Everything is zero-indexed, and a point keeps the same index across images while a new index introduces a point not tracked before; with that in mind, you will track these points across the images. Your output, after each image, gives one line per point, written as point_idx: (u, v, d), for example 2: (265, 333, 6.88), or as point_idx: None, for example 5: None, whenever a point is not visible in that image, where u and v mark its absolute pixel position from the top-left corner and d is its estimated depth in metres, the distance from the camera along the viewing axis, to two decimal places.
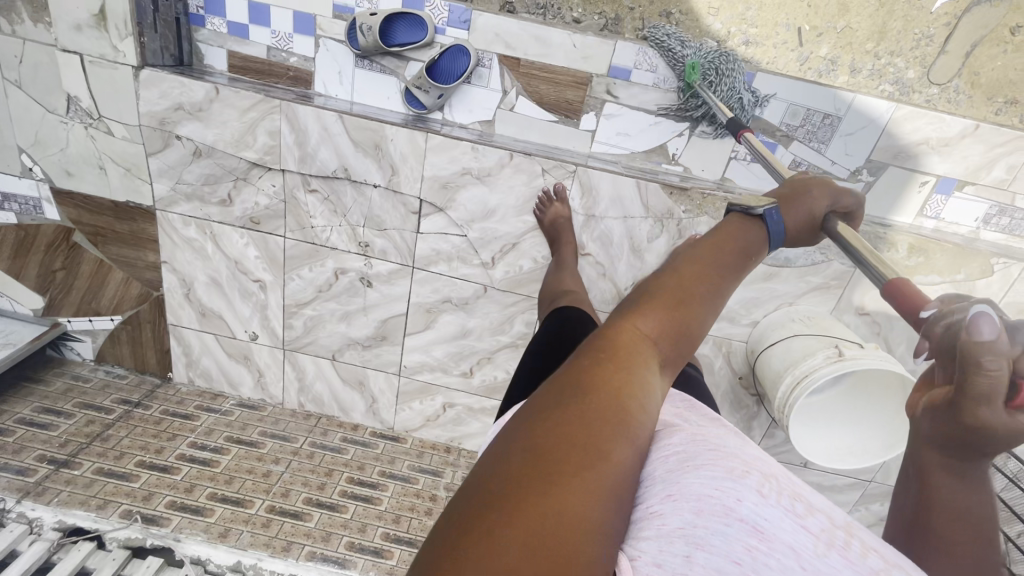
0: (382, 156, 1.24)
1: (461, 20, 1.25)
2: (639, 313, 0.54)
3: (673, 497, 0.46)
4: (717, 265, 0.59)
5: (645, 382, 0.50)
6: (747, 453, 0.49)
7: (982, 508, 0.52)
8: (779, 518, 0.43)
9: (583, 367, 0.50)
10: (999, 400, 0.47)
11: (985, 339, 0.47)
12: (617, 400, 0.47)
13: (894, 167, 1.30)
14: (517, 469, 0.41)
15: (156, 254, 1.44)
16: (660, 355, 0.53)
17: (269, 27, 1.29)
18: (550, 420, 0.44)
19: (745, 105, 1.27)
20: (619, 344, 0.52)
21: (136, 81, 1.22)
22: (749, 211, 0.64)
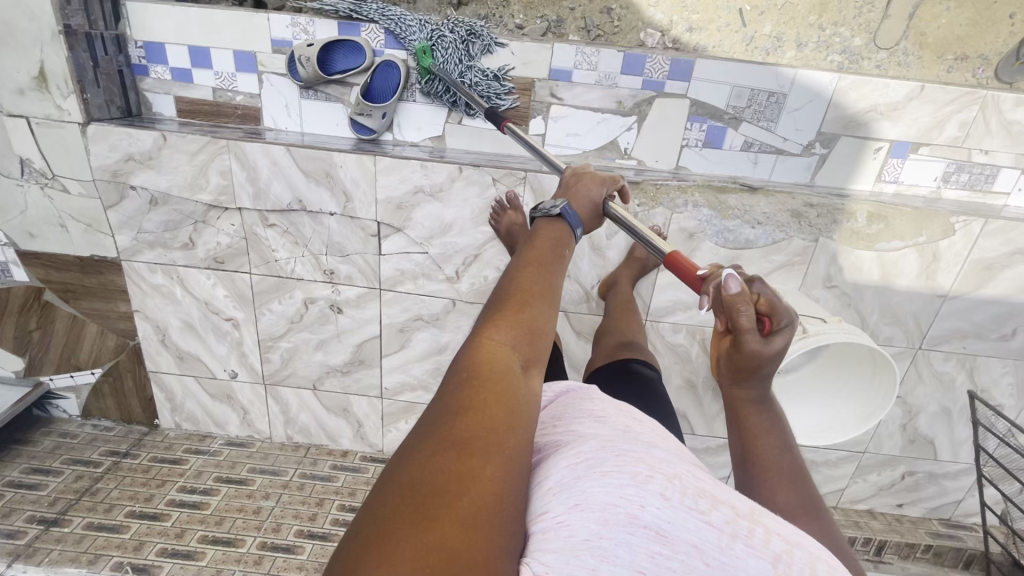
0: (334, 184, 1.25)
1: (398, 40, 1.25)
2: (489, 327, 0.58)
3: (579, 507, 0.45)
4: (541, 268, 0.67)
5: (514, 388, 0.53)
6: (653, 454, 0.50)
7: (775, 426, 0.74)
8: (684, 520, 0.44)
9: (449, 391, 0.52)
10: (754, 332, 0.68)
11: (735, 292, 0.67)
12: (482, 416, 0.49)
13: (846, 137, 1.29)
14: (392, 508, 0.42)
15: (127, 304, 1.45)
16: (524, 358, 0.57)
17: (212, 69, 1.31)
18: (418, 457, 0.46)
19: (688, 93, 1.27)
20: (479, 358, 0.55)
21: (84, 137, 1.23)
22: (548, 213, 0.77)
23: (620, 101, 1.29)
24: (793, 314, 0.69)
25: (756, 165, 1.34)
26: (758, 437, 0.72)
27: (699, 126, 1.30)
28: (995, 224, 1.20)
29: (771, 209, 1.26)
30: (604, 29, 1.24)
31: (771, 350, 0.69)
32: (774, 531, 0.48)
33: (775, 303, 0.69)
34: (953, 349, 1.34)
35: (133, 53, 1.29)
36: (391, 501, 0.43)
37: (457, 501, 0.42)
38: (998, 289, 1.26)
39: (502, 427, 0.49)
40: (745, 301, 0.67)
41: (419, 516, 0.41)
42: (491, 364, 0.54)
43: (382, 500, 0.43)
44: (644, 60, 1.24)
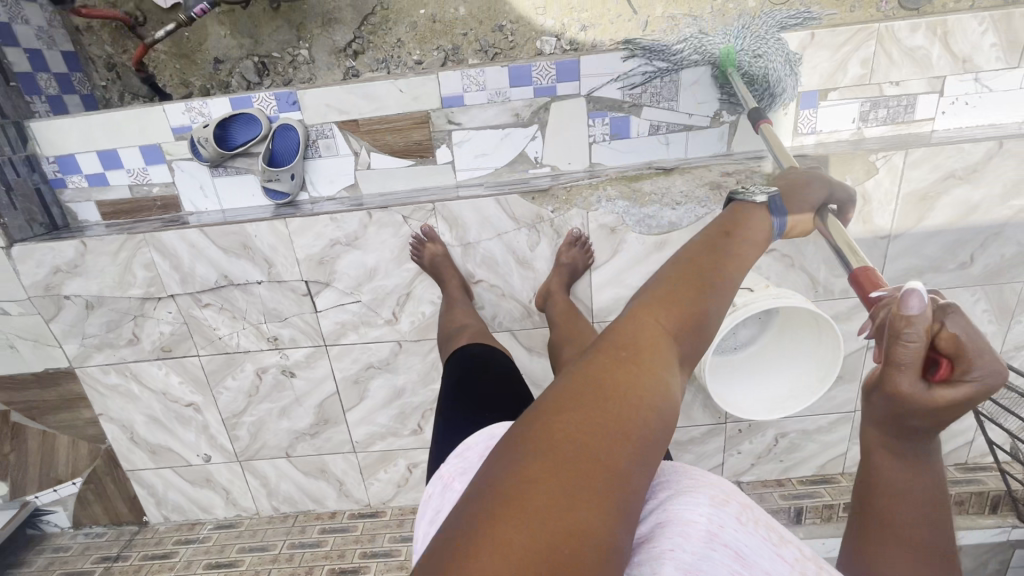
0: (254, 253, 1.26)
1: (289, 103, 1.28)
2: (650, 305, 0.50)
3: (662, 522, 0.44)
4: (723, 262, 0.57)
5: (667, 375, 0.45)
6: (724, 482, 0.49)
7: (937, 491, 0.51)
8: (759, 546, 0.43)
9: (594, 359, 0.45)
10: (914, 372, 0.47)
11: (912, 314, 0.46)
12: (645, 394, 0.43)
13: (751, 99, 1.27)
14: (519, 473, 0.38)
15: (90, 409, 1.46)
16: (679, 348, 0.49)
17: (123, 168, 1.34)
18: (576, 410, 0.41)
19: (582, 91, 1.26)
20: (630, 334, 0.47)
21: (10, 259, 1.28)
22: (739, 208, 0.68)
23: (517, 114, 1.29)
24: (1000, 368, 0.45)
25: (668, 145, 1.32)
26: (895, 497, 0.51)
27: (602, 120, 1.29)
28: (917, 154, 1.16)
29: (689, 186, 1.23)
30: (501, 47, 1.46)
31: (949, 407, 0.46)
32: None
33: (974, 344, 0.46)
34: (915, 288, 1.28)
35: (48, 169, 1.34)
36: (518, 465, 0.38)
37: (593, 489, 0.37)
38: (941, 218, 1.21)
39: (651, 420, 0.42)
40: (920, 332, 0.46)
41: (550, 491, 0.36)
42: (654, 340, 0.47)
43: (518, 459, 0.38)
44: (529, 69, 1.24)
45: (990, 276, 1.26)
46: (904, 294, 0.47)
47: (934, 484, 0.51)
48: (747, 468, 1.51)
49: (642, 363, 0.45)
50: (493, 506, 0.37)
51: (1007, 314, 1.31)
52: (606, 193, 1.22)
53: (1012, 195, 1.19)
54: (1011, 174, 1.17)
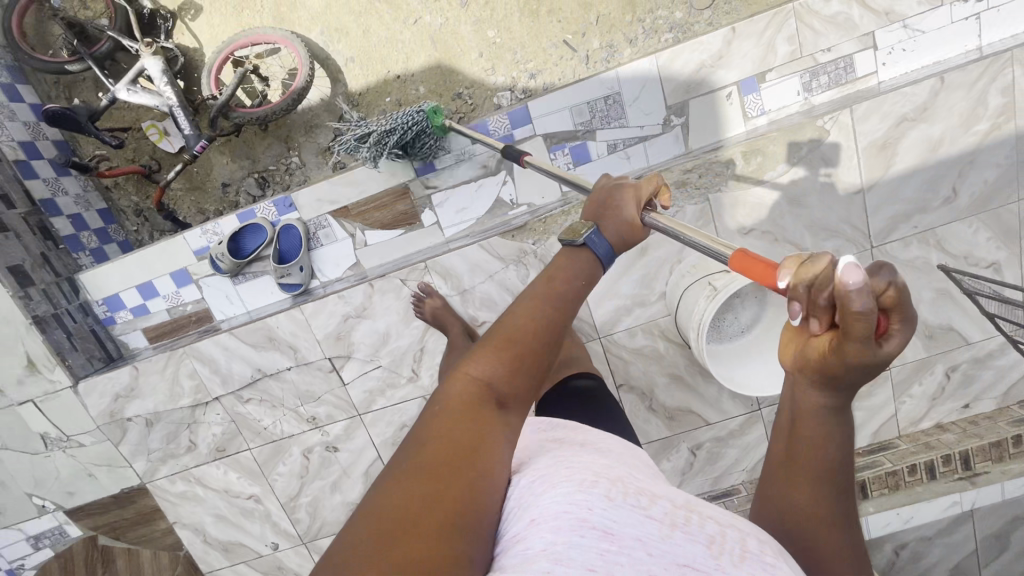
0: (279, 343, 1.39)
1: (287, 205, 1.44)
2: (471, 357, 0.58)
3: (536, 522, 0.47)
4: (554, 296, 0.60)
5: (486, 421, 0.55)
6: (599, 467, 0.53)
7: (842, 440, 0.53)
8: (628, 517, 0.47)
9: (428, 424, 0.54)
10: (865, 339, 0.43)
11: (852, 285, 0.41)
12: (456, 456, 0.51)
13: (694, 99, 1.35)
14: (361, 545, 0.44)
15: (165, 519, 1.58)
16: (501, 392, 0.57)
17: (160, 295, 1.52)
18: (398, 487, 0.49)
19: (536, 131, 1.38)
20: (457, 391, 0.56)
21: (78, 395, 1.45)
22: (573, 242, 0.66)
23: (484, 165, 1.40)
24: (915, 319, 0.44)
25: (630, 159, 1.39)
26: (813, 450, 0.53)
27: (562, 152, 1.39)
28: (862, 108, 1.21)
29: None
30: (464, 111, 1.60)
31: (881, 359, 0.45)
32: (712, 518, 0.50)
33: (902, 297, 0.43)
34: (909, 233, 1.27)
35: (99, 311, 1.53)
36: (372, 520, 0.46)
37: (430, 530, 0.46)
38: (908, 160, 1.23)
39: (480, 464, 0.52)
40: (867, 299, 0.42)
41: (397, 539, 0.44)
42: (468, 403, 0.55)
43: (371, 517, 0.46)
44: (485, 124, 1.37)
45: (980, 203, 1.25)
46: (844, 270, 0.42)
47: (846, 430, 0.53)
48: None
49: (469, 417, 0.54)
50: (352, 562, 0.43)
51: (1014, 237, 1.28)
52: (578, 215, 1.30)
53: (971, 123, 1.20)
54: (962, 104, 1.20)
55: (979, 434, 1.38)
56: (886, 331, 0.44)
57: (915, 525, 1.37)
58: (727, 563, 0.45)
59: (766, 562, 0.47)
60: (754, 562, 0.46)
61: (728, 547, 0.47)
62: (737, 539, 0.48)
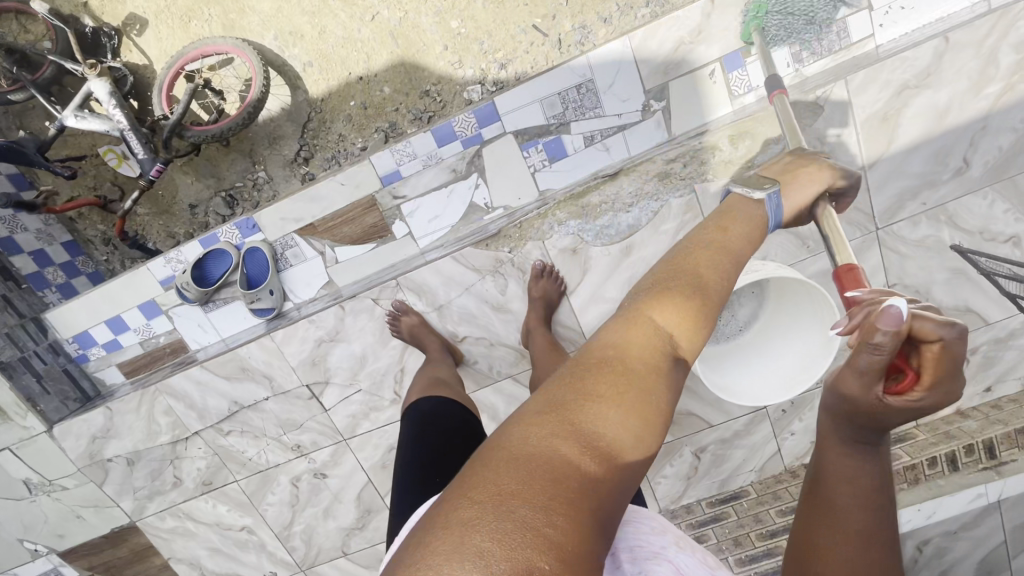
0: (253, 373, 1.33)
1: (250, 227, 1.37)
2: (657, 301, 0.55)
3: (615, 548, 0.50)
4: (729, 260, 0.60)
5: (662, 380, 0.50)
6: (664, 517, 0.57)
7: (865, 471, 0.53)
8: (698, 565, 0.50)
9: (595, 361, 0.50)
10: (869, 378, 0.51)
11: (882, 326, 0.49)
12: (632, 391, 0.47)
13: (674, 81, 1.24)
14: (522, 455, 0.42)
15: (160, 555, 1.55)
16: (677, 349, 0.53)
17: (131, 328, 1.46)
18: (563, 411, 0.45)
19: (506, 129, 1.28)
20: (632, 335, 0.52)
21: (54, 439, 1.41)
22: (750, 195, 0.68)
23: (454, 170, 1.31)
24: (936, 394, 0.49)
25: (609, 151, 1.29)
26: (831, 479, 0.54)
27: (535, 149, 1.29)
28: (858, 78, 1.10)
29: (638, 184, 1.20)
30: (433, 110, 1.51)
31: (881, 411, 0.51)
32: None
33: (932, 364, 0.49)
34: (917, 211, 1.17)
35: (70, 348, 1.47)
36: (521, 453, 0.42)
37: (587, 479, 0.42)
38: (912, 132, 1.12)
39: (648, 429, 0.47)
40: (884, 346, 0.49)
41: (554, 472, 0.41)
42: (644, 340, 0.52)
43: (521, 449, 0.42)
44: (450, 126, 1.28)
45: (996, 172, 1.14)
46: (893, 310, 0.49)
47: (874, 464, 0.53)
48: (808, 449, 1.38)
49: (641, 371, 0.49)
50: (506, 482, 0.40)
51: None
52: (555, 217, 1.21)
53: (980, 86, 1.09)
54: (971, 65, 1.08)
55: (1005, 420, 1.28)
56: (904, 392, 0.50)
57: (939, 520, 1.28)
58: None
59: None
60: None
61: None
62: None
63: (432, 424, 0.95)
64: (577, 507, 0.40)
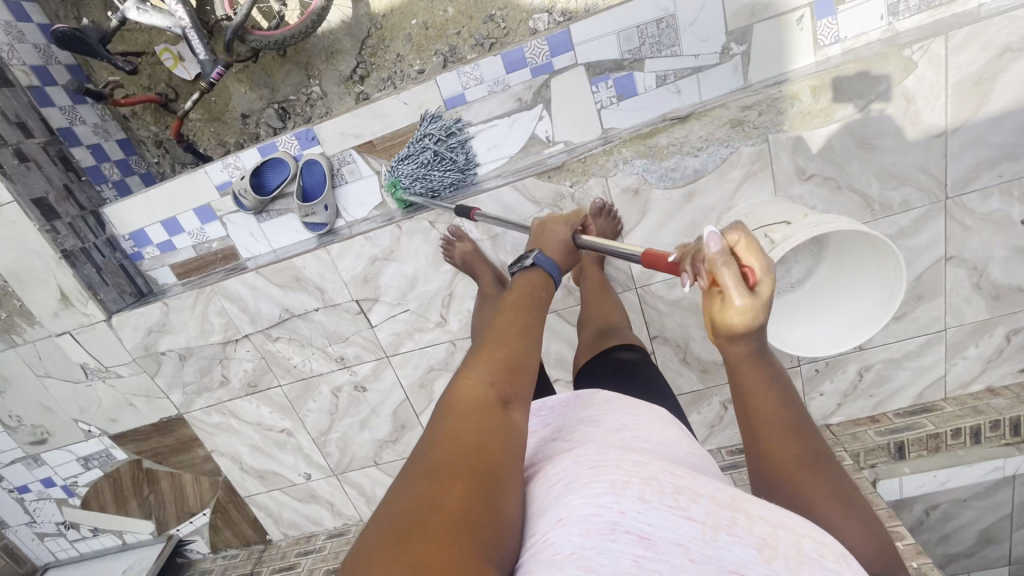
0: (306, 284, 1.36)
1: (309, 139, 1.37)
2: (469, 366, 0.66)
3: (563, 522, 0.46)
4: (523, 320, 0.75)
5: (489, 419, 0.59)
6: (629, 462, 0.52)
7: (775, 375, 0.61)
8: (664, 520, 0.45)
9: (440, 430, 0.57)
10: (738, 288, 0.57)
11: (715, 249, 0.58)
12: (476, 441, 0.55)
13: (759, 23, 1.19)
14: (395, 516, 0.47)
15: (203, 447, 1.65)
16: (502, 394, 0.63)
17: (185, 231, 1.50)
18: (423, 470, 0.52)
19: (579, 60, 1.24)
20: (457, 395, 0.62)
21: (112, 328, 1.46)
22: (523, 265, 0.89)
23: (520, 98, 1.29)
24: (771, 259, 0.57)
25: (680, 93, 1.26)
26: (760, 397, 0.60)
27: (605, 84, 1.26)
28: (960, 35, 1.04)
29: (709, 129, 1.18)
30: (496, 36, 1.47)
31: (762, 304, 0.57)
32: (761, 519, 0.49)
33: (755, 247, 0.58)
34: (991, 183, 1.15)
35: (126, 246, 1.52)
36: (388, 521, 0.47)
37: (446, 511, 0.47)
38: (1005, 99, 1.08)
39: (495, 460, 0.55)
40: (726, 256, 0.57)
41: (418, 519, 0.46)
42: (473, 395, 0.61)
43: (386, 521, 0.47)
44: (521, 51, 1.24)
45: None
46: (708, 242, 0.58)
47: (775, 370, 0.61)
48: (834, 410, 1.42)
49: (475, 414, 0.59)
50: (380, 544, 0.45)
51: None
52: (621, 155, 1.20)
53: None
54: None
55: None
56: (757, 281, 0.57)
57: (954, 487, 1.33)
58: (781, 565, 0.45)
59: (821, 562, 0.46)
60: (811, 564, 0.46)
61: (781, 550, 0.46)
62: (793, 541, 0.48)
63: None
64: (445, 540, 0.44)
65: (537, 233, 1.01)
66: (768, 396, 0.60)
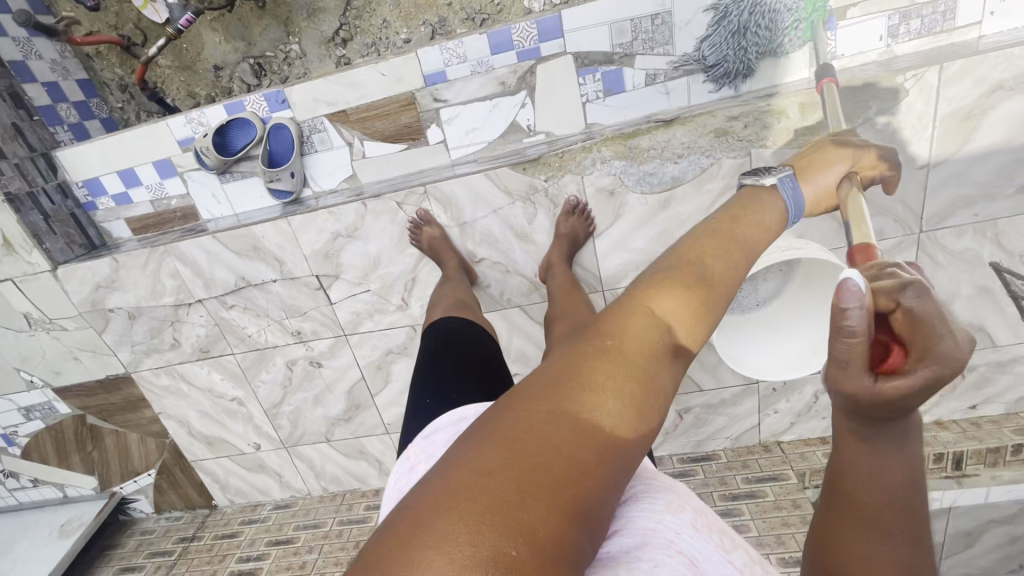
0: (264, 254, 1.31)
1: (279, 101, 1.29)
2: (662, 287, 0.51)
3: (618, 532, 0.46)
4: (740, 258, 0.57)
5: (663, 365, 0.46)
6: (683, 493, 0.52)
7: (883, 470, 0.41)
8: (713, 554, 0.45)
9: (591, 340, 0.47)
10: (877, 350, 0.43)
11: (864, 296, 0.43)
12: (622, 393, 0.43)
13: (757, 30, 1.14)
14: (508, 447, 0.38)
15: (151, 409, 1.60)
16: (677, 338, 0.49)
17: (143, 185, 1.42)
18: (549, 402, 0.41)
19: (568, 48, 1.19)
20: (634, 316, 0.48)
21: (58, 280, 1.39)
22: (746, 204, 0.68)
23: (503, 82, 1.23)
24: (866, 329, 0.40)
25: (668, 94, 1.22)
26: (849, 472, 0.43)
27: (592, 77, 1.21)
28: (955, 67, 1.01)
29: (694, 135, 1.14)
30: (487, 12, 1.40)
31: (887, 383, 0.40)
32: None
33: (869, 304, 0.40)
34: (965, 221, 1.14)
35: (78, 194, 1.44)
36: (502, 437, 0.39)
37: (567, 484, 0.38)
38: (990, 138, 1.06)
39: (646, 412, 0.44)
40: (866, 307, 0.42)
41: (534, 472, 0.37)
42: (643, 328, 0.47)
43: (501, 434, 0.39)
44: (509, 32, 1.18)
45: None
46: (842, 283, 0.42)
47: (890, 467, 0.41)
48: (787, 429, 1.43)
49: (645, 353, 0.46)
50: (479, 478, 0.36)
51: None
52: (600, 154, 1.15)
53: None
54: None
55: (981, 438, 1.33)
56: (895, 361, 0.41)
57: None
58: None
59: None
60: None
61: None
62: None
63: (451, 341, 0.97)
64: (555, 515, 0.36)
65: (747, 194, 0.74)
66: (863, 472, 0.42)
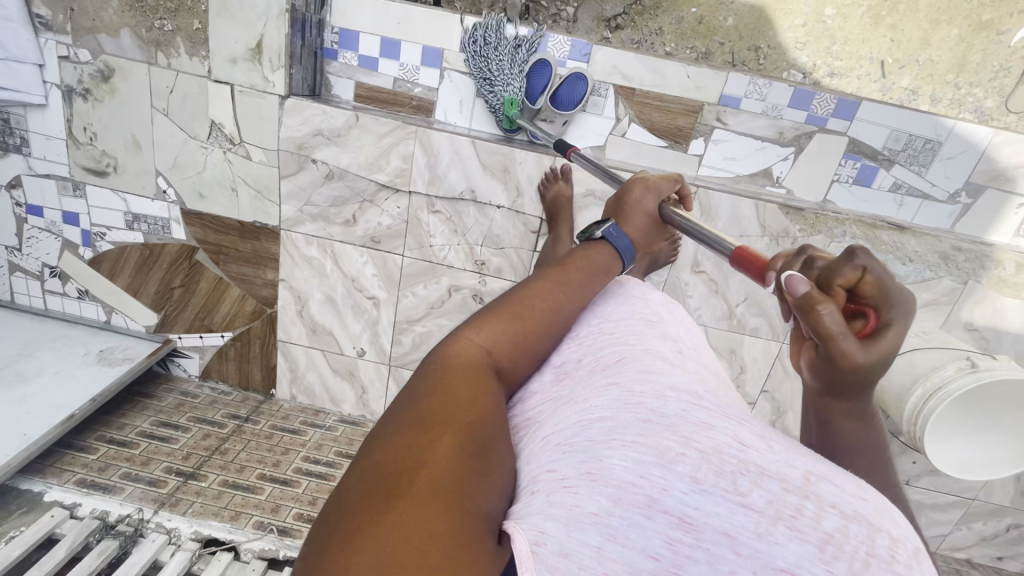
0: (509, 179, 1.31)
1: (582, 54, 1.34)
2: (476, 323, 0.57)
3: (592, 476, 0.41)
4: (564, 284, 0.65)
5: (483, 388, 0.52)
6: (687, 425, 0.42)
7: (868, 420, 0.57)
8: (713, 504, 0.38)
9: (419, 385, 0.51)
10: (848, 336, 0.50)
11: (800, 296, 0.53)
12: (453, 412, 0.47)
13: (993, 189, 1.35)
14: (370, 484, 0.41)
15: (275, 272, 1.49)
16: (500, 362, 0.56)
17: (398, 60, 1.38)
18: (400, 433, 0.45)
19: (848, 131, 1.34)
20: (456, 355, 0.54)
21: (281, 109, 1.29)
22: (593, 235, 0.77)
23: (781, 132, 1.36)
24: (903, 307, 0.51)
25: (901, 207, 1.40)
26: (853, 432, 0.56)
27: (853, 163, 1.37)
28: None
29: (920, 249, 1.32)
30: (750, 65, 1.33)
31: (870, 348, 0.50)
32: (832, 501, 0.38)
33: (886, 287, 0.51)
34: None
35: (328, 38, 1.38)
36: (365, 483, 0.41)
37: (422, 483, 0.40)
38: None
39: (470, 418, 0.48)
40: (826, 306, 0.51)
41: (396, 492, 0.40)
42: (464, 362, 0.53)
43: (354, 486, 0.41)
44: (812, 96, 1.32)
45: None
46: (799, 295, 0.53)
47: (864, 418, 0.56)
48: None
49: (468, 377, 0.52)
50: (355, 510, 0.40)
51: None
52: (851, 229, 1.33)
53: None
54: None
55: None
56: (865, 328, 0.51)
57: None
58: (842, 570, 0.35)
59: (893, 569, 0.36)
60: (883, 570, 0.35)
61: (848, 549, 0.36)
62: (866, 536, 0.37)
63: None
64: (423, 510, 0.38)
65: (621, 202, 0.85)
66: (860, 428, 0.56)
